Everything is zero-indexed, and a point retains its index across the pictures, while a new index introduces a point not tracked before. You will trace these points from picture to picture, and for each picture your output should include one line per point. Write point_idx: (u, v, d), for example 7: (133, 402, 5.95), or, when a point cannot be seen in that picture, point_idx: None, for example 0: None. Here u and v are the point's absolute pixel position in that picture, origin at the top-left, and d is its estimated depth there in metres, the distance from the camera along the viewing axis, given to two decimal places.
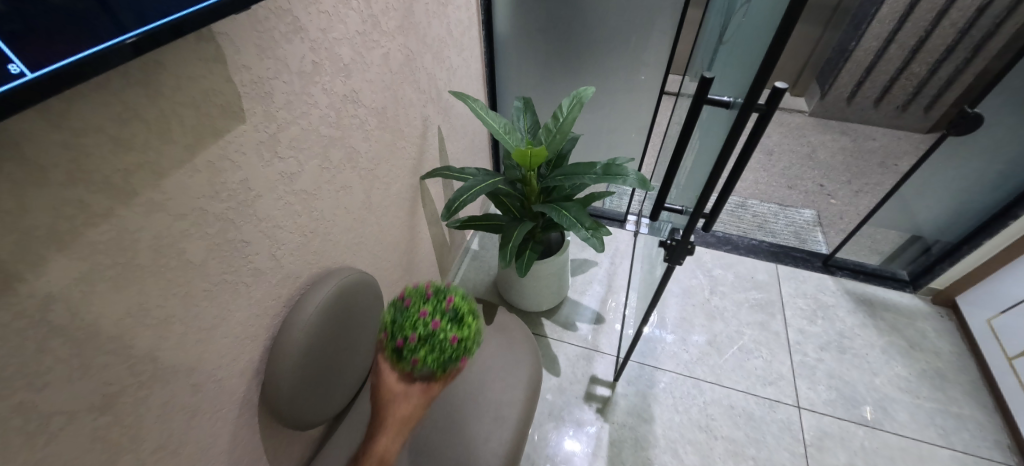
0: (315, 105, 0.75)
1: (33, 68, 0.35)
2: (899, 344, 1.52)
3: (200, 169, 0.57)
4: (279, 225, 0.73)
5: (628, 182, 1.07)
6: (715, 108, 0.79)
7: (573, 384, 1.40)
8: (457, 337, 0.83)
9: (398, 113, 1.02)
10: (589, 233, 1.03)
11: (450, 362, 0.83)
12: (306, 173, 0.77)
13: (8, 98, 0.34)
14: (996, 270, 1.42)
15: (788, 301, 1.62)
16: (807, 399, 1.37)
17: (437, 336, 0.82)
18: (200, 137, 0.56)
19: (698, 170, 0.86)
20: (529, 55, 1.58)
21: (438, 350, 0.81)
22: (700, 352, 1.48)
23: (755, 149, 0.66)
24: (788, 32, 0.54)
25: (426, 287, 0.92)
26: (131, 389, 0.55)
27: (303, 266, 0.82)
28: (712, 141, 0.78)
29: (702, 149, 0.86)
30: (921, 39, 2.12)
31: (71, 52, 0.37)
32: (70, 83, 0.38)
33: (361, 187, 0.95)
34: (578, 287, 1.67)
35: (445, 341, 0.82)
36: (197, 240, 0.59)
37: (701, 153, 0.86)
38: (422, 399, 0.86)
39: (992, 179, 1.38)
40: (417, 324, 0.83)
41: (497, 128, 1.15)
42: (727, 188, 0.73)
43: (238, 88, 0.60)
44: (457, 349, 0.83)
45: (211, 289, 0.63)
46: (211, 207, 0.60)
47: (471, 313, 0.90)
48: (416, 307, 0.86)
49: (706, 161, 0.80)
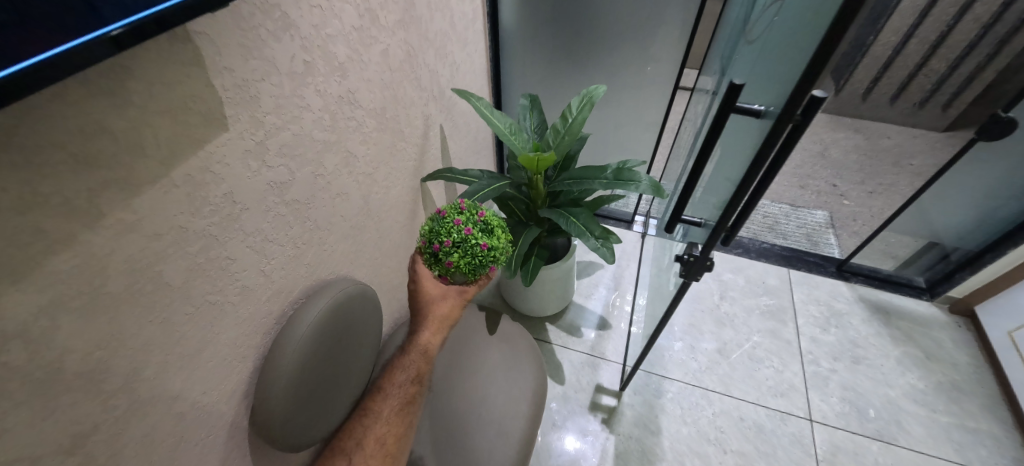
0: (307, 108, 0.69)
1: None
2: (915, 354, 1.47)
3: (178, 184, 0.52)
4: (268, 238, 0.68)
5: (639, 188, 1.00)
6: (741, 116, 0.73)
7: (578, 392, 1.36)
8: (486, 245, 0.85)
9: (398, 114, 0.96)
10: (598, 242, 0.99)
11: (479, 267, 0.86)
12: (298, 182, 0.71)
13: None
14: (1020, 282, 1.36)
15: (801, 309, 1.57)
16: (820, 411, 1.33)
17: (469, 241, 0.84)
18: (177, 149, 0.51)
19: (720, 180, 0.80)
20: (536, 48, 1.51)
21: (468, 256, 0.84)
22: (709, 361, 1.43)
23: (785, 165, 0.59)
24: (839, 35, 0.47)
25: (460, 202, 0.92)
26: (105, 425, 0.50)
27: (296, 279, 0.77)
28: (739, 151, 0.72)
29: (726, 158, 0.80)
30: (942, 33, 2.03)
31: (24, 57, 0.32)
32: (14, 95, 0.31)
33: (358, 192, 0.89)
34: (583, 290, 1.62)
35: (474, 246, 0.84)
36: (176, 260, 0.54)
37: (724, 163, 0.80)
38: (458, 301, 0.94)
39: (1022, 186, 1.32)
40: (452, 231, 0.84)
41: (502, 129, 1.08)
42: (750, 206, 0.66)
43: (220, 94, 0.54)
44: (486, 256, 0.85)
45: (193, 311, 0.58)
46: (191, 224, 0.55)
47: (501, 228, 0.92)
48: (450, 215, 0.87)
49: (731, 173, 0.74)
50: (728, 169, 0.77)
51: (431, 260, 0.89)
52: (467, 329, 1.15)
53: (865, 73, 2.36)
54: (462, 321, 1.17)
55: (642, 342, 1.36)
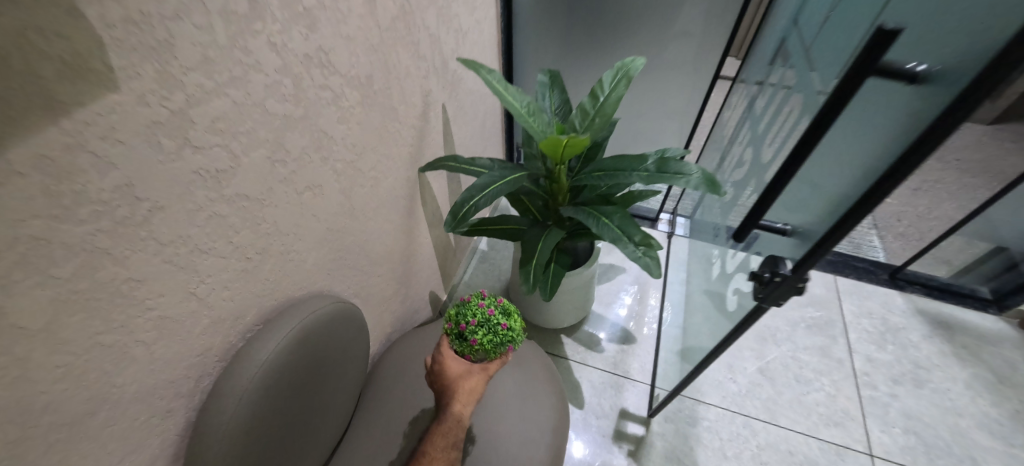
0: (256, 67, 0.49)
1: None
2: (985, 377, 1.28)
3: (24, 171, 0.33)
4: (202, 248, 0.49)
5: (690, 182, 0.80)
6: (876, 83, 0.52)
7: (600, 419, 1.17)
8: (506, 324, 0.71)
9: (389, 86, 0.76)
10: (639, 249, 0.79)
11: (501, 348, 0.70)
12: (247, 170, 0.52)
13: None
14: None
15: (852, 323, 1.38)
16: (881, 445, 1.14)
17: (486, 320, 0.70)
18: (16, 115, 0.31)
19: (827, 175, 0.60)
20: (555, 18, 1.30)
21: (487, 336, 0.69)
22: (750, 383, 1.24)
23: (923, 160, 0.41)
24: None
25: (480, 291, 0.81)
26: None
27: (249, 301, 0.58)
28: (871, 133, 0.52)
29: (840, 144, 0.59)
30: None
31: None
32: None
33: (337, 186, 0.69)
34: (603, 298, 1.43)
35: (497, 323, 0.70)
36: (30, 290, 0.35)
37: (836, 150, 0.59)
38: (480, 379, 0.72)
39: None
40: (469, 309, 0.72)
41: (518, 108, 0.88)
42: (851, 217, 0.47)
43: (105, 35, 0.35)
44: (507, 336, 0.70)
45: (73, 361, 0.39)
46: (57, 233, 0.35)
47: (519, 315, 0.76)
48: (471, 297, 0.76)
49: (852, 162, 0.54)
50: (845, 158, 0.56)
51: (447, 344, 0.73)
52: None
53: None
54: None
55: (679, 363, 1.17)
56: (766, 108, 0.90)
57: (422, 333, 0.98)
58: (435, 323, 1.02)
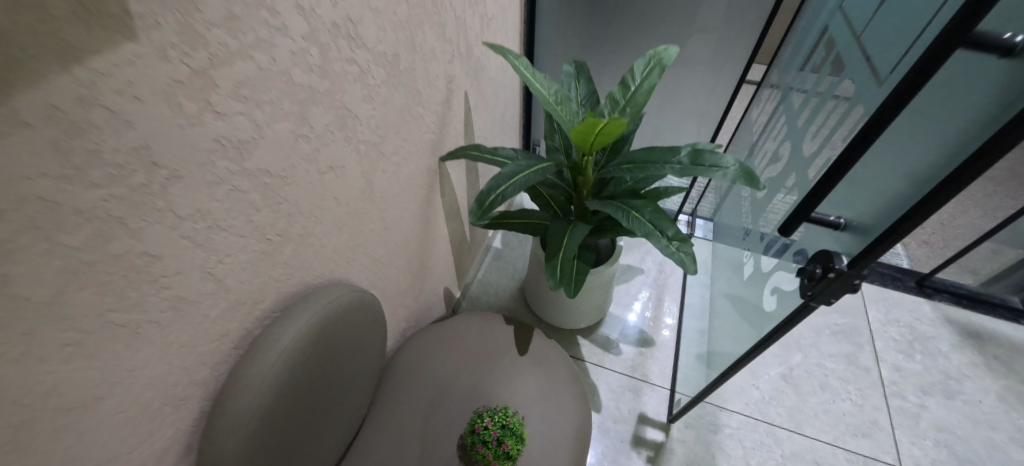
0: (283, 31, 0.46)
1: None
2: (1020, 391, 1.23)
3: (33, 122, 0.29)
4: (221, 226, 0.45)
5: (727, 176, 0.76)
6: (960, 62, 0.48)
7: (617, 423, 1.13)
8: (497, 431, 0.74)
9: (414, 66, 0.73)
10: (672, 244, 0.76)
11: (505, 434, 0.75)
12: (268, 142, 0.48)
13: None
14: None
15: (879, 330, 1.33)
16: (911, 457, 1.09)
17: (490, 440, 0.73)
18: (25, 56, 0.28)
19: (893, 161, 0.56)
20: (578, 9, 1.25)
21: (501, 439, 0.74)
22: (774, 391, 1.19)
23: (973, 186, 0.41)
24: None
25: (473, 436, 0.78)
26: None
27: (266, 286, 0.54)
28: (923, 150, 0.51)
29: (895, 148, 0.57)
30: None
31: None
32: None
33: (359, 167, 0.65)
34: (621, 299, 1.39)
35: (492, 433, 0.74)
36: (38, 256, 0.32)
37: (891, 154, 0.57)
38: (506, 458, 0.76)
39: None
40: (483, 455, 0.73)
41: (547, 96, 0.84)
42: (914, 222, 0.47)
43: None
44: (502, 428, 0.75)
45: (83, 340, 0.36)
46: (69, 195, 0.32)
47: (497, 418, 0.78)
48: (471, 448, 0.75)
49: (910, 169, 0.52)
50: (920, 141, 0.53)
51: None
52: (493, 347, 0.92)
53: None
54: (488, 335, 0.94)
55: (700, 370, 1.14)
56: (807, 100, 0.86)
57: (438, 329, 0.94)
58: (453, 319, 0.97)
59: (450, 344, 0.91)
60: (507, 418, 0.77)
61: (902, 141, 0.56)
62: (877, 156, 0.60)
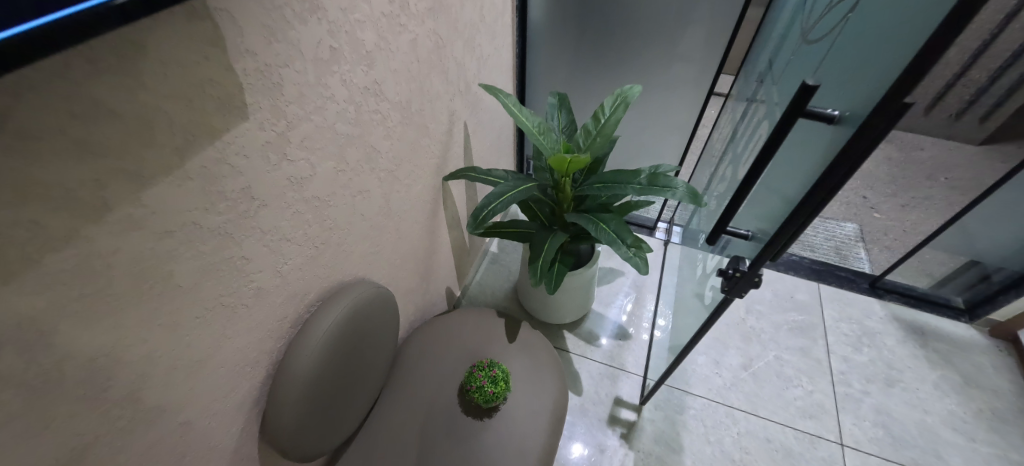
0: (331, 98, 0.64)
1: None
2: (953, 379, 1.39)
3: (193, 177, 0.47)
4: (286, 237, 0.64)
5: (676, 195, 0.94)
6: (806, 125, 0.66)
7: (596, 405, 1.30)
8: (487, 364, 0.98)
9: (423, 107, 0.91)
10: (630, 251, 0.93)
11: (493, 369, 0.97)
12: (318, 177, 0.66)
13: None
14: None
15: (832, 326, 1.50)
16: (852, 435, 1.26)
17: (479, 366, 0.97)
18: (192, 138, 0.46)
19: (778, 182, 0.74)
20: (564, 45, 1.44)
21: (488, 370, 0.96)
22: (734, 377, 1.37)
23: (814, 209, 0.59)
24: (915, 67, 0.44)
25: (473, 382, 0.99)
26: (105, 437, 0.47)
27: (312, 282, 0.72)
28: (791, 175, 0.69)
29: (779, 171, 0.75)
30: (1003, 20, 1.85)
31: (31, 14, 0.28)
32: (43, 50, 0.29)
33: (379, 190, 0.83)
34: (603, 298, 1.57)
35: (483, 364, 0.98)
36: (189, 260, 0.50)
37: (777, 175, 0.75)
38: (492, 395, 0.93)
39: None
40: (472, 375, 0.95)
41: (530, 128, 1.03)
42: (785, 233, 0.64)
43: (242, 79, 0.50)
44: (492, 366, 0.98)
45: (205, 315, 0.54)
46: (206, 220, 0.50)
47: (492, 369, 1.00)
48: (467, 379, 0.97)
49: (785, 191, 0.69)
50: (789, 167, 0.71)
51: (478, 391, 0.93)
52: (487, 336, 1.09)
53: None
54: (483, 326, 1.11)
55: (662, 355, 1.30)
56: (746, 127, 1.04)
57: (442, 321, 1.12)
58: (453, 312, 1.16)
59: (451, 333, 1.09)
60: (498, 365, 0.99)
61: (783, 166, 0.74)
62: (773, 178, 0.77)
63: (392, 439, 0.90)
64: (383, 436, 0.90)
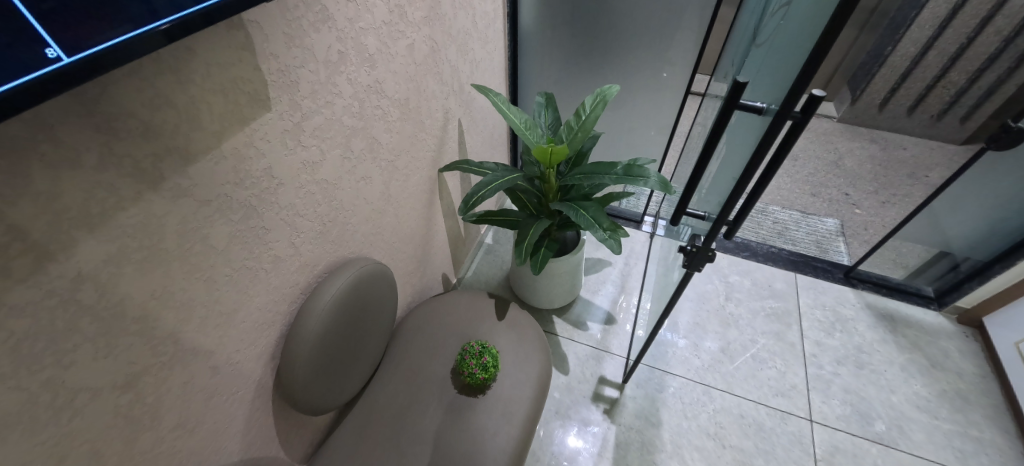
0: (339, 95, 0.75)
1: (26, 71, 0.33)
2: (920, 362, 1.46)
3: (226, 156, 0.58)
4: (299, 213, 0.74)
5: (648, 184, 1.03)
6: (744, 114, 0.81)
7: (580, 383, 1.40)
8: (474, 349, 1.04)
9: (420, 105, 1.02)
10: (606, 234, 1.04)
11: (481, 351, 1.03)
12: (326, 162, 0.77)
13: (10, 98, 0.33)
14: (1007, 303, 1.42)
15: (806, 313, 1.60)
16: (820, 412, 1.34)
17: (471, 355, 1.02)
18: (226, 125, 0.57)
19: (728, 168, 0.85)
20: (553, 49, 1.54)
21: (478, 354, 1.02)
22: (712, 360, 1.47)
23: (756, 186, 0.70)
24: (817, 64, 0.55)
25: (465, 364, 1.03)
26: (153, 369, 0.57)
27: (320, 255, 0.83)
28: (736, 162, 0.80)
29: (730, 159, 0.86)
30: (977, 25, 1.93)
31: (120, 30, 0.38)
32: (129, 57, 0.39)
33: (380, 178, 0.94)
34: (590, 286, 1.67)
35: (470, 351, 1.03)
36: (220, 226, 0.60)
37: (728, 164, 0.86)
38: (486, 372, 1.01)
39: (1002, 213, 1.41)
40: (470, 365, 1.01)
41: (518, 123, 1.13)
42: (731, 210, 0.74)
43: (266, 77, 0.60)
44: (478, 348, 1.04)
45: (232, 274, 0.64)
46: (234, 193, 0.61)
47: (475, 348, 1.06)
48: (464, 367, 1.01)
49: (732, 174, 0.80)
50: (736, 156, 0.82)
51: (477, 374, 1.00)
52: (479, 314, 1.19)
53: (883, 84, 2.32)
54: (475, 306, 1.21)
55: (641, 336, 1.39)
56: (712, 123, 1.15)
57: (437, 302, 1.22)
58: (447, 294, 1.26)
59: (446, 312, 1.19)
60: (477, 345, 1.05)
61: (732, 155, 0.85)
62: (725, 166, 0.88)
63: (391, 403, 0.99)
64: (382, 400, 1.00)
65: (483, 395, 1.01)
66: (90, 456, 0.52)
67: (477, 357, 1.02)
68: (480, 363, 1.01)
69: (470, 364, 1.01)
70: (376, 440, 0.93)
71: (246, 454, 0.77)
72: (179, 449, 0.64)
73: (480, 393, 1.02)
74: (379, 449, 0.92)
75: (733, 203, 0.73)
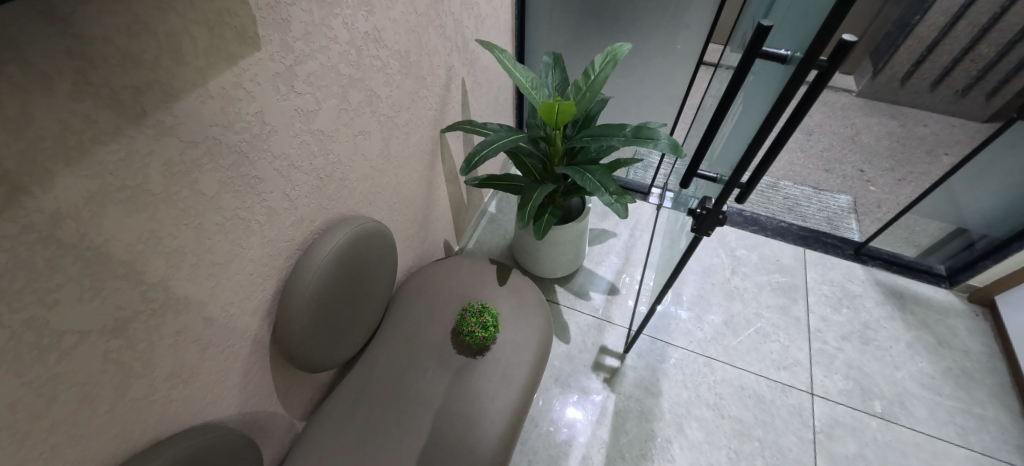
0: (335, 40, 0.71)
1: None
2: (927, 340, 1.44)
3: (213, 95, 0.54)
4: (294, 164, 0.71)
5: (658, 146, 0.98)
6: (765, 64, 0.76)
7: (581, 352, 1.39)
8: (470, 314, 1.03)
9: (421, 60, 0.97)
10: (613, 198, 1.00)
11: (478, 315, 1.03)
12: (321, 113, 0.73)
13: None
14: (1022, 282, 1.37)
15: (813, 288, 1.58)
16: (822, 386, 1.33)
17: (469, 321, 1.01)
18: (213, 61, 0.53)
19: (743, 126, 0.80)
20: (561, 9, 1.47)
21: (476, 318, 1.02)
22: (715, 332, 1.46)
23: (774, 145, 0.65)
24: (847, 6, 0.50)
25: (465, 330, 1.01)
26: (144, 315, 0.55)
27: (317, 212, 0.80)
28: (752, 119, 0.76)
29: (746, 116, 0.81)
30: None
31: None
32: None
33: (379, 134, 0.90)
34: (594, 257, 1.64)
35: (468, 318, 1.02)
36: (210, 171, 0.57)
37: (744, 121, 0.81)
38: (488, 333, 1.01)
39: None
40: (472, 330, 1.00)
41: (523, 82, 1.07)
42: (745, 170, 0.70)
43: (254, 12, 0.56)
44: (474, 312, 1.03)
45: (223, 223, 0.62)
46: (224, 137, 0.58)
47: (472, 310, 1.04)
48: (468, 334, 1.00)
49: (748, 132, 0.76)
50: (753, 113, 0.77)
51: (481, 336, 1.00)
52: (479, 280, 1.17)
53: (907, 56, 2.21)
54: (476, 271, 1.19)
55: (644, 308, 1.37)
56: None
57: (438, 266, 1.20)
58: (449, 259, 1.24)
59: (447, 277, 1.17)
60: (471, 310, 1.04)
61: (749, 111, 0.80)
62: (741, 123, 0.83)
63: (390, 364, 0.99)
64: (381, 361, 1.00)
65: (483, 357, 1.01)
66: (80, 400, 0.51)
67: (475, 322, 1.01)
68: (480, 328, 1.00)
69: (471, 329, 1.00)
70: (375, 400, 0.93)
71: (245, 407, 0.78)
72: (175, 398, 0.63)
73: (479, 355, 1.01)
74: (377, 409, 0.92)
75: (748, 163, 0.69)
